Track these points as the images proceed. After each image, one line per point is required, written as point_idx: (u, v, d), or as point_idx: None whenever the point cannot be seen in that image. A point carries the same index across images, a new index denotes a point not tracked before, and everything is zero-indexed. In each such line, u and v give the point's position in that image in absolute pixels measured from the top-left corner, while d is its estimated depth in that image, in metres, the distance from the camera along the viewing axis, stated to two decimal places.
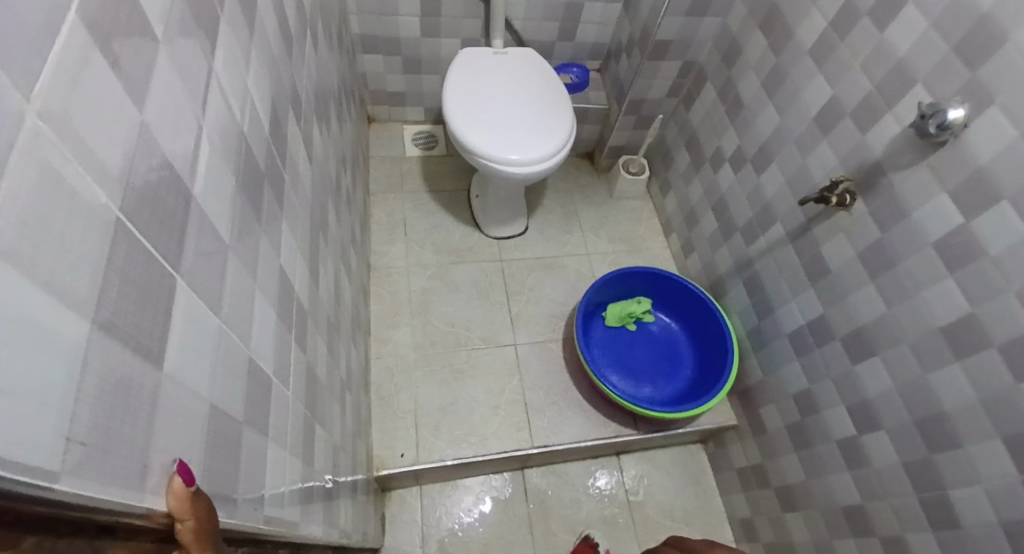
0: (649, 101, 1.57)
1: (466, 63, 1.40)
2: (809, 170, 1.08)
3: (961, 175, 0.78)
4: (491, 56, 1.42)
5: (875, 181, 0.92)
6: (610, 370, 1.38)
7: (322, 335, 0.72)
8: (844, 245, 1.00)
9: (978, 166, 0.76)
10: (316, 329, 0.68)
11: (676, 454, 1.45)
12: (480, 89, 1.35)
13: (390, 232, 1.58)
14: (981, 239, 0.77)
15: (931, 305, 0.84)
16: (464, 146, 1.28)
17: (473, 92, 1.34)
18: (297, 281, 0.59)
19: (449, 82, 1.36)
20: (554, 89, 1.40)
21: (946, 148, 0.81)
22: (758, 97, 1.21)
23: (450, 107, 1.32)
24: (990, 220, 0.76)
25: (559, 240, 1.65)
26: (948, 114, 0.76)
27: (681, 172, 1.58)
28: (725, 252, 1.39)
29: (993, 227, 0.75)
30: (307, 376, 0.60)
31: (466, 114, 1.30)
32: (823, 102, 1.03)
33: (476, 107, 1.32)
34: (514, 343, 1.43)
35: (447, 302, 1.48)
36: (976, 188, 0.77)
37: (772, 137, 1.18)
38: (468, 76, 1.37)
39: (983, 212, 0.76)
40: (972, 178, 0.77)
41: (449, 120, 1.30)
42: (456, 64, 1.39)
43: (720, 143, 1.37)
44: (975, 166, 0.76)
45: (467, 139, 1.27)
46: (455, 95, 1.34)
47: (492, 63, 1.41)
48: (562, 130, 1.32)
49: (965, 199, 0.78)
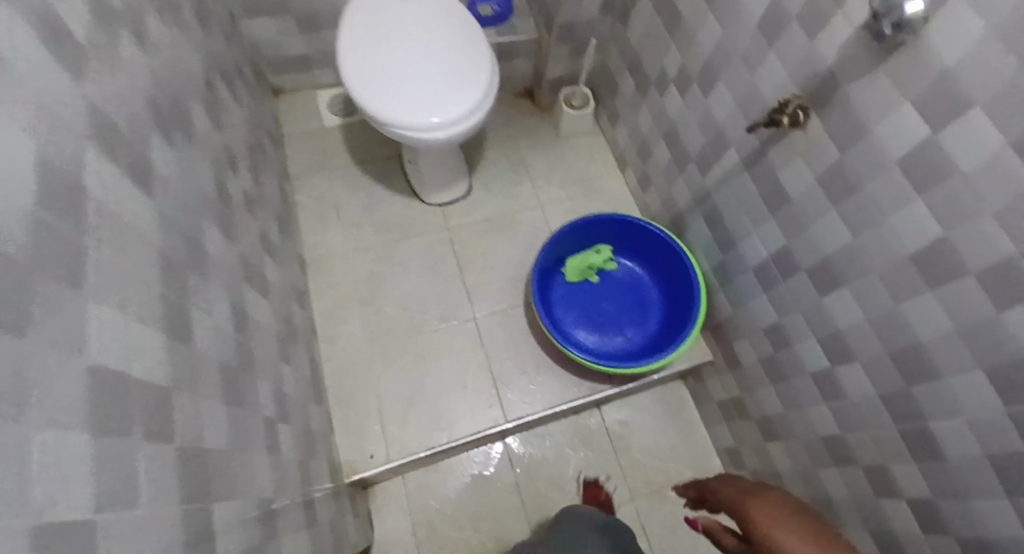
0: (581, 24, 1.38)
1: (359, 17, 1.19)
2: (759, 86, 0.93)
3: (926, 82, 0.66)
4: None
5: (832, 93, 0.79)
6: (575, 331, 1.31)
7: (201, 395, 0.62)
8: (802, 170, 0.88)
9: (945, 69, 0.63)
10: (179, 399, 0.57)
11: (658, 395, 1.41)
12: (381, 46, 1.16)
13: (321, 217, 1.44)
14: (951, 152, 0.65)
15: (899, 231, 0.74)
16: (375, 119, 1.12)
17: (373, 52, 1.15)
18: (121, 363, 0.48)
19: (343, 43, 1.16)
20: (468, 27, 1.21)
21: (907, 49, 0.67)
22: (697, 6, 1.04)
23: (350, 75, 1.14)
24: (961, 130, 0.63)
25: (507, 195, 1.51)
26: (906, 8, 0.62)
27: (627, 100, 1.42)
28: (680, 186, 1.26)
29: (964, 140, 0.63)
30: (160, 466, 0.50)
31: (369, 82, 1.13)
32: (766, 5, 0.87)
33: (381, 69, 1.14)
34: (474, 318, 1.32)
35: (396, 284, 1.36)
36: (944, 93, 0.64)
37: (715, 53, 1.02)
38: (362, 34, 1.17)
39: (951, 123, 0.64)
40: (939, 84, 0.64)
41: (353, 92, 1.13)
42: (348, 19, 1.19)
43: (663, 64, 1.21)
44: (941, 69, 0.63)
45: (376, 110, 1.11)
46: (351, 61, 1.15)
47: (391, 9, 1.20)
48: (481, 78, 1.15)
49: (933, 107, 0.66)
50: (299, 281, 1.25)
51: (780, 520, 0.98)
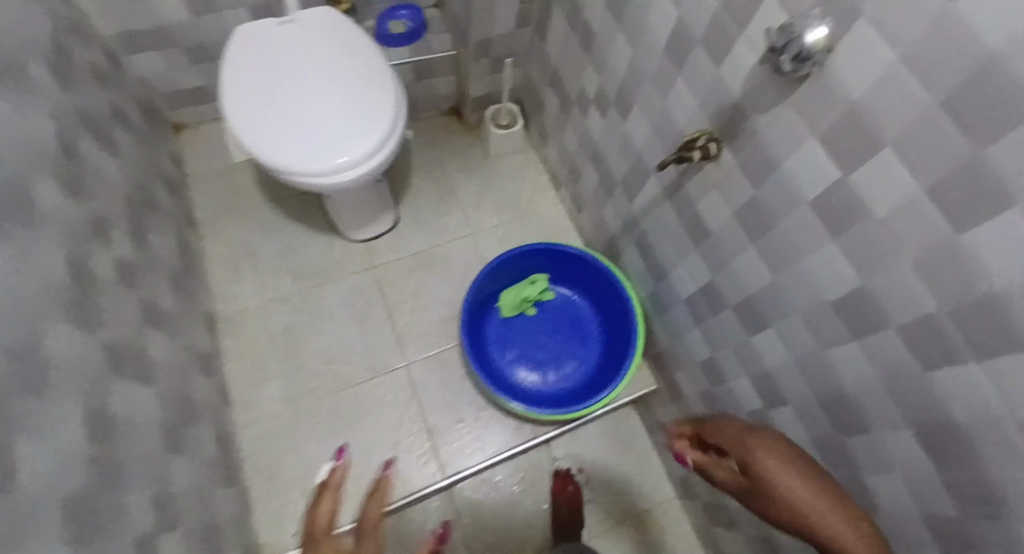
0: (497, 41, 1.29)
1: (240, 57, 1.08)
2: (672, 114, 0.87)
3: (834, 117, 0.59)
4: (271, 32, 1.10)
5: (742, 126, 0.73)
6: (513, 371, 1.24)
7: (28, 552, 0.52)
8: (720, 204, 0.83)
9: (852, 104, 0.57)
10: None
11: (605, 426, 1.33)
12: (269, 85, 1.05)
13: (233, 265, 1.33)
14: (861, 196, 0.59)
15: (818, 276, 0.69)
16: (274, 169, 1.01)
17: (263, 96, 1.04)
18: None
19: (226, 88, 1.05)
20: (366, 50, 1.11)
21: (810, 82, 0.61)
22: (606, 23, 0.97)
23: (237, 122, 1.02)
24: (871, 173, 0.57)
25: (437, 225, 1.43)
26: (806, 39, 0.55)
27: (553, 118, 1.35)
28: (611, 210, 1.20)
29: (874, 184, 0.57)
30: None
31: (260, 127, 1.02)
32: (670, 27, 0.80)
33: (271, 111, 1.03)
34: (407, 364, 1.25)
35: (319, 336, 1.27)
36: (852, 131, 0.58)
37: (629, 76, 0.95)
38: (248, 77, 1.06)
39: (860, 165, 0.58)
40: (847, 119, 0.58)
41: (247, 145, 1.01)
42: (229, 62, 1.07)
43: (581, 83, 1.14)
44: (848, 104, 0.57)
45: (272, 158, 1.00)
46: (241, 111, 1.03)
47: (276, 43, 1.09)
48: (385, 107, 1.06)
49: (841, 147, 0.60)
50: (201, 345, 1.14)
51: (777, 447, 0.62)
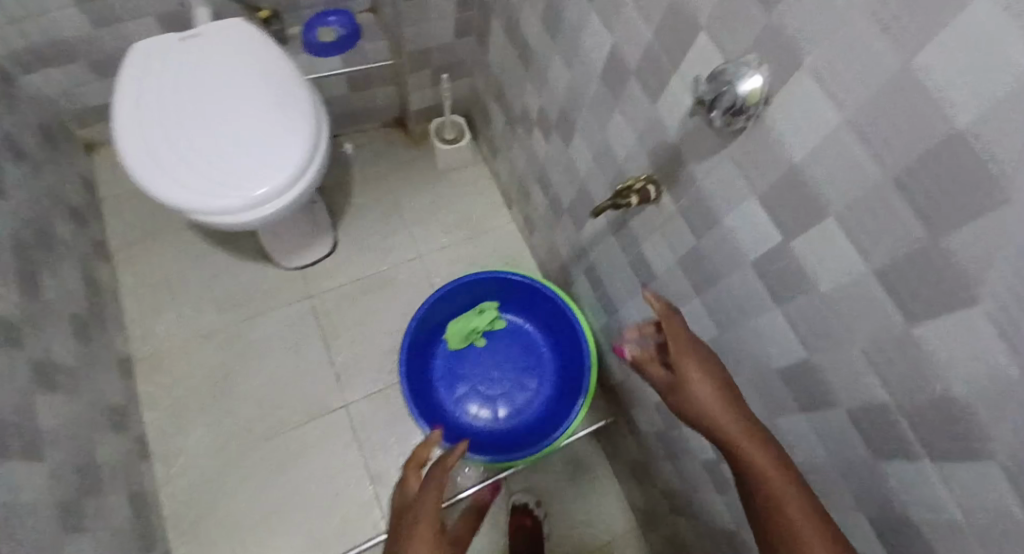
0: (435, 50, 1.18)
1: (132, 91, 0.97)
2: (611, 146, 0.79)
3: (774, 177, 0.52)
4: (165, 58, 0.99)
5: (681, 170, 0.65)
6: (461, 408, 1.17)
7: None
8: (664, 248, 0.76)
9: (792, 166, 0.49)
10: None
11: (567, 456, 1.25)
12: (171, 117, 0.95)
13: (152, 299, 1.23)
14: (806, 266, 0.52)
15: (765, 341, 0.62)
16: (194, 211, 0.92)
17: (168, 131, 0.95)
18: None
19: (120, 124, 0.95)
20: (280, 67, 1.03)
21: (747, 134, 0.53)
22: (543, 41, 0.88)
23: (140, 164, 0.93)
24: (815, 243, 0.50)
25: (381, 247, 1.32)
26: (739, 90, 0.48)
27: (500, 132, 1.25)
28: (560, 235, 1.12)
29: (820, 255, 0.50)
30: None
31: (163, 166, 0.92)
32: (605, 54, 0.71)
33: (179, 147, 0.94)
34: (347, 404, 1.16)
35: (248, 376, 1.17)
36: (794, 194, 0.51)
37: (567, 99, 0.87)
38: (147, 112, 0.96)
39: (805, 232, 0.51)
40: (788, 181, 0.51)
41: (158, 190, 0.92)
42: (121, 98, 0.96)
43: (524, 100, 1.05)
44: (788, 165, 0.50)
45: (181, 199, 0.91)
46: (145, 152, 0.93)
47: (173, 67, 0.99)
48: (304, 129, 0.98)
49: (785, 208, 0.52)
50: (112, 397, 1.05)
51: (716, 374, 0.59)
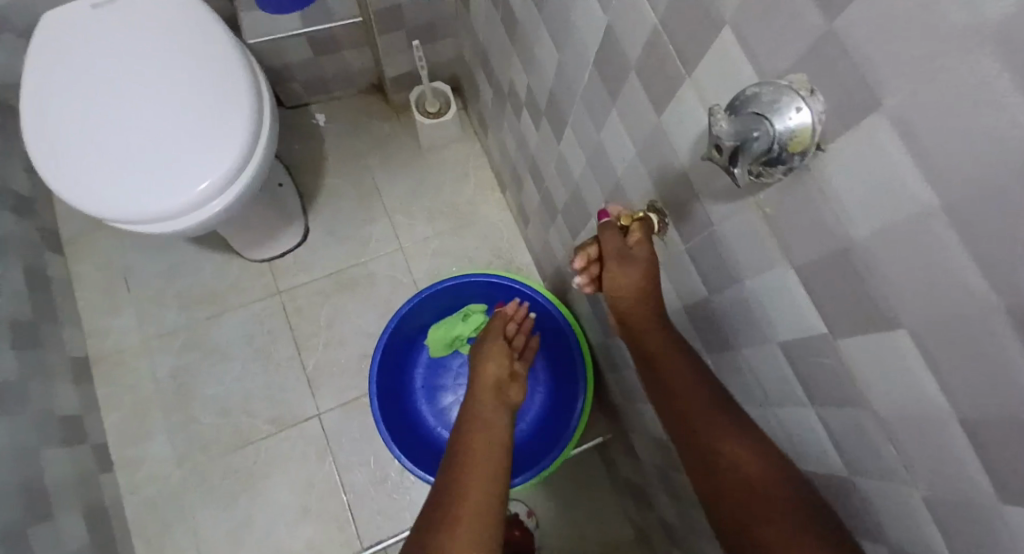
0: (409, 7, 0.99)
1: (37, 90, 0.83)
2: (609, 153, 0.62)
3: (819, 256, 0.36)
4: (69, 47, 0.85)
5: (693, 206, 0.49)
6: (444, 425, 1.07)
7: None
8: (669, 289, 0.61)
9: (847, 249, 0.34)
10: None
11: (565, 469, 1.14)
12: (86, 110, 0.81)
13: (106, 295, 1.13)
14: (856, 375, 0.38)
15: (789, 434, 0.49)
16: (128, 220, 0.79)
17: (81, 132, 0.81)
18: None
19: (28, 131, 0.81)
20: (204, 36, 0.87)
21: (782, 190, 0.37)
22: (528, 6, 0.68)
23: (56, 173, 0.79)
24: (871, 352, 0.36)
25: (357, 237, 1.19)
26: (777, 133, 0.32)
27: (489, 107, 1.07)
28: (554, 236, 0.97)
29: (878, 369, 0.36)
30: None
31: (83, 170, 0.79)
32: (600, 36, 0.53)
33: (97, 147, 0.80)
34: (318, 414, 1.07)
35: (209, 384, 1.09)
36: (846, 285, 0.35)
37: (557, 84, 0.69)
38: (55, 112, 0.81)
39: (858, 334, 0.36)
40: (837, 266, 0.35)
41: (81, 199, 0.79)
42: (25, 101, 0.82)
43: (511, 75, 0.86)
44: (843, 246, 0.34)
45: (105, 205, 0.78)
46: (57, 159, 0.80)
47: (87, 52, 0.85)
48: (242, 110, 0.83)
49: (830, 298, 0.37)
50: (64, 406, 0.98)
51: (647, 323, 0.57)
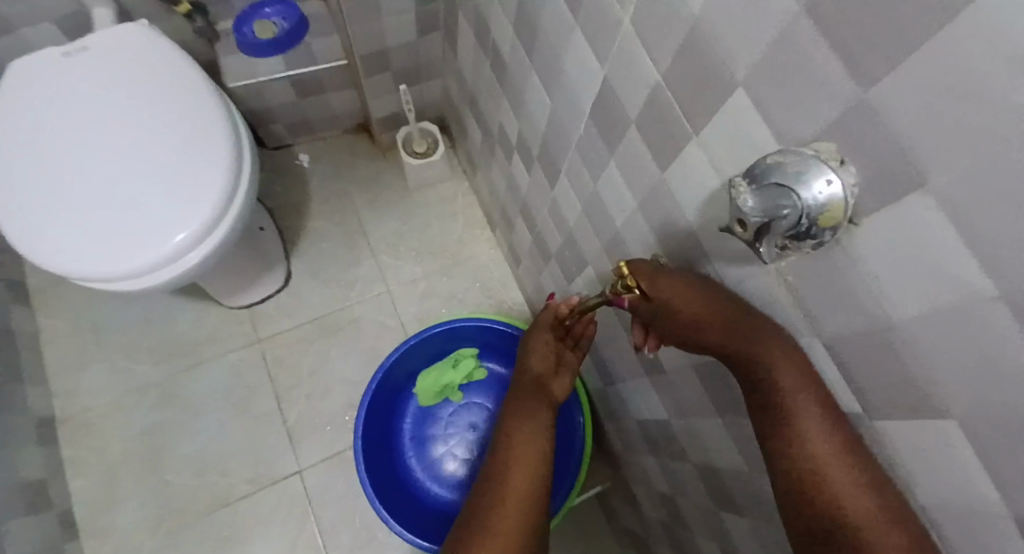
0: (395, 51, 0.97)
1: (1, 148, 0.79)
2: (606, 204, 0.60)
3: (852, 334, 0.33)
4: (35, 100, 0.81)
5: (701, 265, 0.46)
6: (434, 480, 1.01)
7: None
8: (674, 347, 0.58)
9: (883, 329, 0.31)
10: None
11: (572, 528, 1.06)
12: (55, 166, 0.78)
13: (75, 348, 1.07)
14: (898, 459, 0.35)
15: None
16: (102, 279, 0.75)
17: (49, 189, 0.77)
18: None
19: None
20: (181, 83, 0.84)
21: (803, 262, 0.34)
22: (517, 52, 0.66)
23: (23, 234, 0.75)
24: (915, 439, 0.33)
25: (341, 281, 1.14)
26: (808, 200, 0.29)
27: (477, 147, 1.04)
28: (547, 279, 0.94)
29: (919, 456, 0.33)
30: None
31: (53, 229, 0.75)
32: (595, 88, 0.51)
33: (68, 205, 0.76)
34: (299, 471, 1.01)
35: (183, 441, 1.02)
36: (882, 366, 0.33)
37: (549, 131, 0.67)
38: (21, 170, 0.77)
39: (898, 416, 0.33)
40: (874, 347, 0.32)
41: (51, 260, 0.74)
42: None
43: (500, 118, 0.84)
44: (878, 327, 0.31)
45: (77, 264, 0.74)
46: (24, 219, 0.75)
47: (54, 104, 0.81)
48: (221, 158, 0.80)
49: (867, 377, 0.34)
50: (24, 474, 0.90)
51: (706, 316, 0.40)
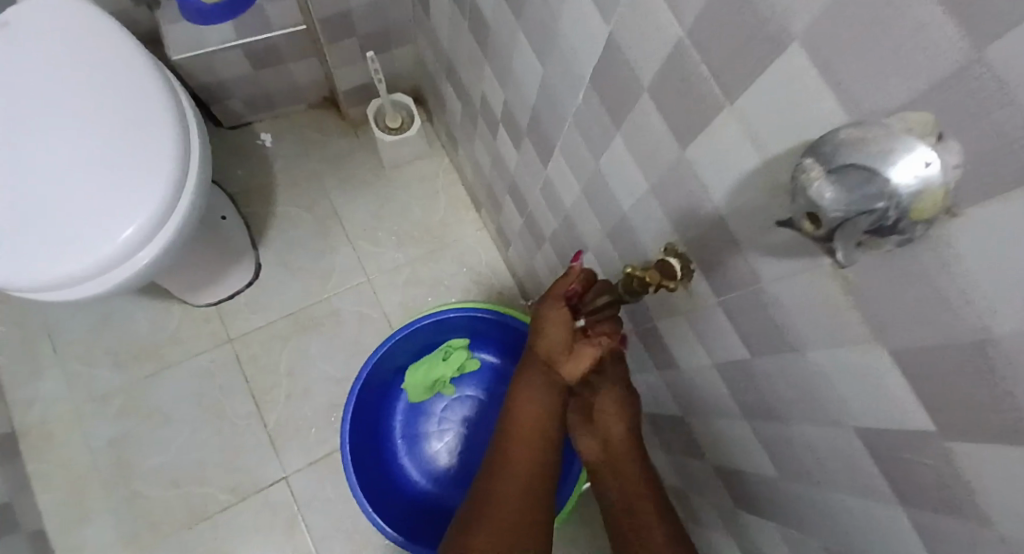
0: (359, 13, 0.87)
1: None
2: (611, 185, 0.53)
3: (933, 350, 0.28)
4: None
5: (731, 258, 0.41)
6: (428, 478, 0.97)
7: None
8: (691, 341, 0.53)
9: (979, 350, 0.25)
10: None
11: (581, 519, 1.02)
12: None
13: (28, 357, 0.98)
14: (976, 489, 0.30)
15: (857, 519, 0.43)
16: (40, 288, 0.66)
17: None
18: None
19: None
20: (112, 59, 0.73)
21: (875, 263, 0.28)
22: (501, 10, 0.58)
23: None
24: (1001, 472, 0.28)
25: (317, 271, 1.06)
26: (899, 187, 0.21)
27: (457, 120, 0.95)
28: (541, 264, 0.87)
29: (1006, 490, 0.28)
30: None
31: None
32: (598, 50, 0.43)
33: None
34: (284, 476, 0.95)
35: (155, 453, 0.95)
36: (971, 390, 0.27)
37: (541, 102, 0.59)
38: None
39: (979, 444, 0.29)
40: (963, 367, 0.27)
41: None
42: None
43: (482, 88, 0.75)
44: (973, 345, 0.26)
45: (12, 273, 0.65)
46: None
47: None
48: (166, 141, 0.70)
49: (949, 399, 0.29)
50: None
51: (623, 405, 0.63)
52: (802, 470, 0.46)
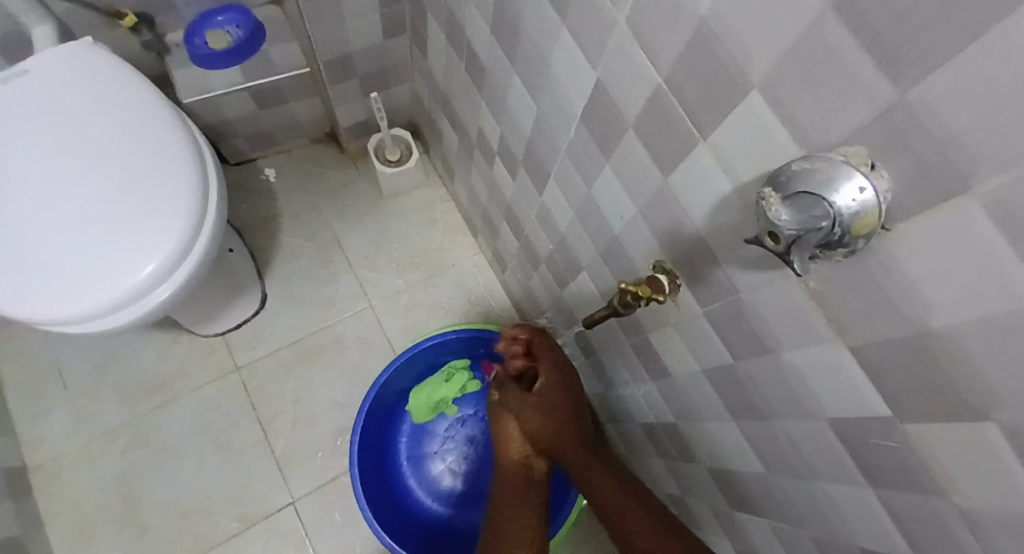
0: (360, 56, 0.93)
1: None
2: (603, 210, 0.58)
3: (886, 346, 0.33)
4: None
5: (712, 272, 0.45)
6: (433, 498, 0.99)
7: None
8: (682, 351, 0.57)
9: (922, 344, 0.30)
10: None
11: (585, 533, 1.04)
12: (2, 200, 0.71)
13: (38, 392, 1.00)
14: (932, 467, 0.35)
15: (839, 508, 0.47)
16: (66, 321, 0.69)
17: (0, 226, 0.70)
18: None
19: None
20: (133, 104, 0.78)
21: (833, 273, 0.33)
22: (497, 56, 0.63)
23: None
24: (948, 448, 0.33)
25: (321, 299, 1.09)
26: (839, 205, 0.26)
27: (454, 151, 1.01)
28: (537, 285, 0.92)
29: (955, 465, 0.33)
30: None
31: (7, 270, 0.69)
32: (588, 93, 0.49)
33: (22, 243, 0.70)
34: (292, 502, 0.97)
35: (165, 484, 0.96)
36: (919, 378, 0.32)
37: (535, 136, 0.64)
38: None
39: (930, 426, 0.33)
40: (912, 359, 0.32)
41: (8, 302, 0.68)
42: None
43: (478, 123, 0.81)
44: (918, 339, 0.30)
45: (41, 307, 0.68)
46: None
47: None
48: (184, 182, 0.74)
49: (903, 389, 0.34)
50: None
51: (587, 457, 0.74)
52: (788, 466, 0.50)
